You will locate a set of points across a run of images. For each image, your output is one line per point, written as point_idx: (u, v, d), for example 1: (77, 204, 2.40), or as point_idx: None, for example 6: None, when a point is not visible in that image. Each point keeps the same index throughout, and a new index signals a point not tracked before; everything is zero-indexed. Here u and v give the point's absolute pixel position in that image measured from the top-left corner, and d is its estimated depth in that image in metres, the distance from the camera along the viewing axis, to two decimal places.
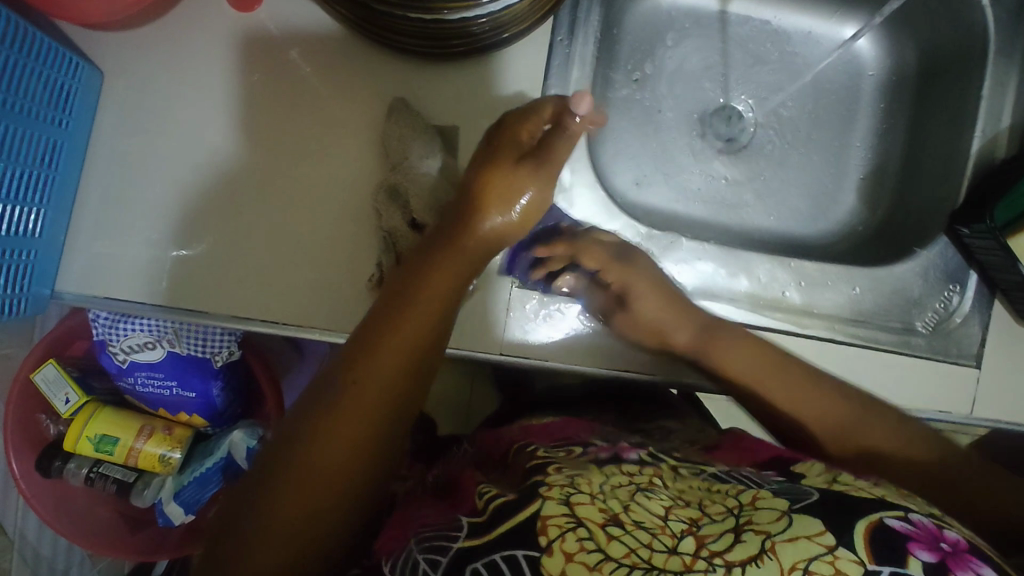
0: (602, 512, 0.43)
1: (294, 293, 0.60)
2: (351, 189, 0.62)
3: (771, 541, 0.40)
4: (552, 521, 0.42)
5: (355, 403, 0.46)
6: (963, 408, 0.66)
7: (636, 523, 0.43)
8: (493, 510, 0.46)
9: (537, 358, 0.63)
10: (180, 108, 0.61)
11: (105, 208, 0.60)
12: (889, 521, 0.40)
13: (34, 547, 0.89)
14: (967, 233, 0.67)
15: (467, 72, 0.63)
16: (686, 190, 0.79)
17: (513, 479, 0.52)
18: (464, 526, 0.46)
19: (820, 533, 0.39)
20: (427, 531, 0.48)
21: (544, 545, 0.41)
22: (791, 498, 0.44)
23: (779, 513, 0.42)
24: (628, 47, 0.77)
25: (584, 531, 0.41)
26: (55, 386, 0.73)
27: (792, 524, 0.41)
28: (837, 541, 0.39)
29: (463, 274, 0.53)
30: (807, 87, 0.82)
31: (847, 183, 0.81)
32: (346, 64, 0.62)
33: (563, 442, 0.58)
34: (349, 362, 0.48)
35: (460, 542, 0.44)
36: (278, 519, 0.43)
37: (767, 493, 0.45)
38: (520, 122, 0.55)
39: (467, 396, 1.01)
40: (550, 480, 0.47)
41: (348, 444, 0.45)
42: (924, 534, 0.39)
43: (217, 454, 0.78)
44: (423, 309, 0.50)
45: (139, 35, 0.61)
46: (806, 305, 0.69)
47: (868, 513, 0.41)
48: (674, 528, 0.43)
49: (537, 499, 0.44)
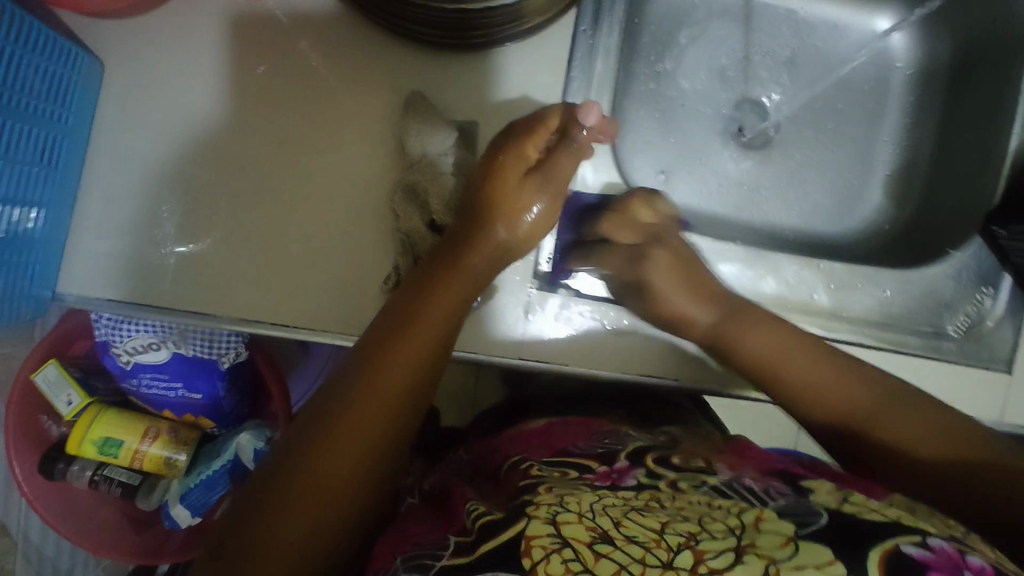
0: (590, 530, 0.40)
1: (304, 295, 0.58)
2: (366, 187, 0.59)
3: (775, 567, 0.37)
4: (537, 541, 0.40)
5: (366, 412, 0.45)
6: (993, 414, 0.65)
7: (627, 539, 0.40)
8: (481, 530, 0.43)
9: (558, 363, 0.60)
10: (185, 101, 0.58)
11: (108, 206, 0.58)
12: (907, 549, 0.38)
13: (38, 549, 0.88)
14: (1004, 235, 0.65)
15: (487, 64, 0.60)
16: (707, 186, 0.76)
17: (502, 496, 0.50)
18: (450, 546, 0.44)
19: (828, 564, 0.37)
20: (416, 550, 0.45)
21: (528, 568, 0.38)
22: (798, 522, 0.41)
23: (784, 538, 0.40)
24: (650, 37, 0.74)
25: (570, 552, 0.39)
26: (57, 387, 0.71)
27: (797, 552, 0.38)
28: (847, 571, 0.37)
29: (464, 295, 0.53)
30: (835, 81, 0.79)
31: (872, 180, 0.78)
32: (359, 54, 0.59)
33: (556, 457, 0.55)
34: (362, 372, 0.47)
35: (445, 561, 0.42)
36: (286, 535, 0.41)
37: (772, 515, 0.42)
38: (538, 130, 0.56)
39: (473, 390, 0.99)
40: (538, 498, 0.45)
41: (350, 457, 0.44)
42: (943, 563, 0.37)
43: (223, 456, 0.75)
44: (437, 321, 0.50)
45: (144, 23, 0.58)
46: (835, 308, 0.67)
47: (883, 539, 0.39)
48: (669, 542, 0.39)
49: (524, 517, 0.42)
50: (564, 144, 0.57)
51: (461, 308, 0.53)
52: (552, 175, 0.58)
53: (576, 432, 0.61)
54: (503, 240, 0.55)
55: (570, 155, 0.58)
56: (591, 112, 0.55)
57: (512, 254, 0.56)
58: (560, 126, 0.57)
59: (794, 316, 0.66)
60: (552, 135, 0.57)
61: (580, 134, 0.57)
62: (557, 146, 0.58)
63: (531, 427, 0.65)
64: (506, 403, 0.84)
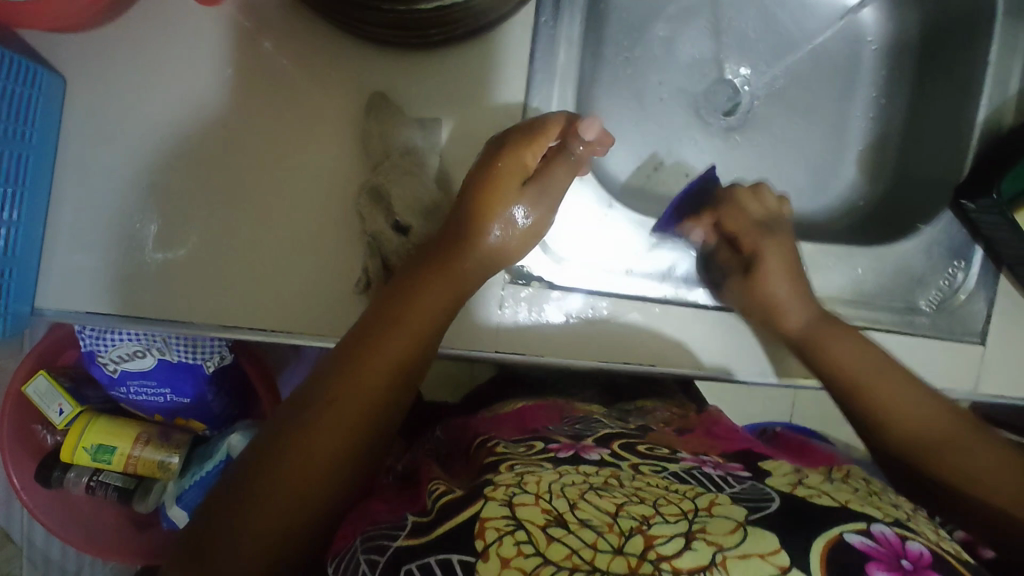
0: (545, 513, 0.42)
1: (281, 301, 0.59)
2: (333, 189, 0.59)
3: (722, 556, 0.39)
4: (491, 523, 0.41)
5: (350, 401, 0.47)
6: (966, 386, 0.66)
7: (581, 523, 0.41)
8: (442, 509, 0.45)
9: (535, 355, 0.61)
10: (146, 112, 0.58)
11: (80, 221, 0.58)
12: (849, 538, 0.42)
13: (44, 552, 0.90)
14: (972, 208, 0.66)
15: (448, 61, 0.60)
16: (681, 171, 0.77)
17: (467, 475, 0.52)
18: (406, 525, 0.45)
19: (774, 552, 0.40)
20: (373, 531, 0.47)
21: (478, 550, 0.40)
22: (750, 508, 0.44)
23: (734, 525, 0.42)
24: (617, 24, 0.74)
25: (522, 535, 0.40)
26: (48, 398, 0.73)
27: (745, 539, 0.41)
28: (792, 563, 0.40)
29: (446, 300, 0.54)
30: (809, 57, 0.78)
31: (846, 157, 0.78)
32: (319, 56, 0.59)
33: (529, 436, 0.57)
34: (336, 375, 0.48)
35: (400, 541, 0.43)
36: (259, 521, 0.43)
37: (725, 501, 0.45)
38: (537, 139, 0.58)
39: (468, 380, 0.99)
40: (497, 480, 0.46)
41: (326, 455, 0.45)
42: (884, 552, 0.41)
43: (215, 457, 0.76)
44: (417, 321, 0.52)
45: (98, 37, 0.58)
46: (807, 288, 0.68)
47: (829, 528, 0.42)
48: (622, 526, 0.41)
49: (480, 499, 0.43)
50: (563, 155, 0.61)
51: (441, 313, 0.54)
52: (545, 185, 0.61)
53: (544, 416, 0.64)
54: (488, 246, 0.58)
55: (566, 165, 0.61)
56: (592, 129, 0.59)
57: (495, 258, 0.58)
58: (560, 133, 0.60)
59: None
60: (553, 141, 0.60)
61: (577, 148, 0.61)
62: (554, 155, 0.61)
63: (501, 411, 0.67)
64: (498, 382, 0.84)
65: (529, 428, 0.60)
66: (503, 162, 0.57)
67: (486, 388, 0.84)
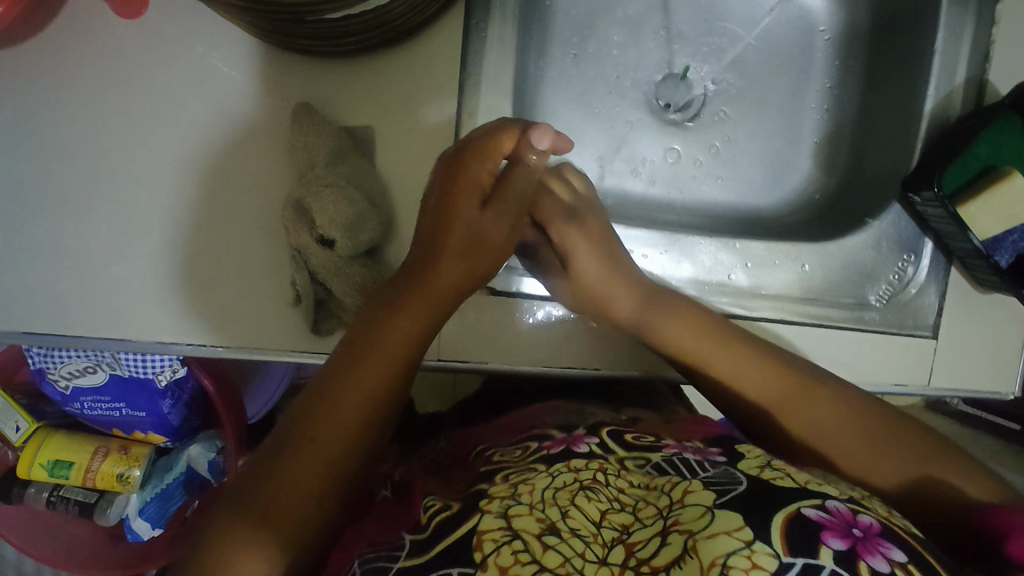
0: (539, 522, 0.41)
1: (221, 316, 0.58)
2: (267, 202, 0.59)
3: (694, 539, 0.39)
4: (488, 536, 0.40)
5: (340, 406, 0.47)
6: (920, 380, 0.65)
7: (571, 531, 0.40)
8: (436, 527, 0.44)
9: (479, 362, 0.61)
10: (72, 128, 0.57)
11: (9, 242, 0.58)
12: (805, 511, 0.40)
13: (18, 565, 0.91)
14: (918, 201, 0.64)
15: (376, 67, 0.59)
16: (636, 169, 0.76)
17: (460, 487, 0.51)
18: (405, 546, 0.43)
19: (739, 529, 0.38)
20: (371, 552, 0.45)
21: (477, 562, 0.39)
22: (718, 491, 0.42)
23: (704, 509, 0.41)
24: (562, 23, 0.72)
25: (519, 544, 0.39)
26: (3, 415, 0.73)
27: (714, 519, 0.39)
28: (755, 536, 0.38)
29: (434, 305, 0.54)
30: (761, 45, 0.76)
31: (802, 150, 0.77)
32: (242, 65, 0.58)
33: (525, 437, 0.57)
34: (320, 392, 0.48)
35: (401, 563, 0.42)
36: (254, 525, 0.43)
37: (697, 486, 0.44)
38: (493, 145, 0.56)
39: (452, 386, 0.97)
40: (492, 492, 0.45)
41: (312, 478, 0.45)
42: (837, 521, 0.39)
43: (176, 469, 0.78)
44: (405, 324, 0.52)
45: (15, 53, 0.57)
46: (754, 286, 0.67)
47: (786, 505, 0.40)
48: (605, 536, 0.41)
49: (475, 513, 0.43)
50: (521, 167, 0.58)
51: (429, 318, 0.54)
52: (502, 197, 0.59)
53: (541, 414, 0.63)
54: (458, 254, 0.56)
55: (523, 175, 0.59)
56: (545, 136, 0.56)
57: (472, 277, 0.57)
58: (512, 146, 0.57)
59: (712, 298, 0.66)
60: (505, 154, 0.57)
61: (531, 157, 0.58)
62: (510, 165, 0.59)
63: (501, 420, 0.65)
64: (478, 394, 0.83)
65: (526, 427, 0.60)
66: (461, 184, 0.57)
67: (467, 401, 0.83)
